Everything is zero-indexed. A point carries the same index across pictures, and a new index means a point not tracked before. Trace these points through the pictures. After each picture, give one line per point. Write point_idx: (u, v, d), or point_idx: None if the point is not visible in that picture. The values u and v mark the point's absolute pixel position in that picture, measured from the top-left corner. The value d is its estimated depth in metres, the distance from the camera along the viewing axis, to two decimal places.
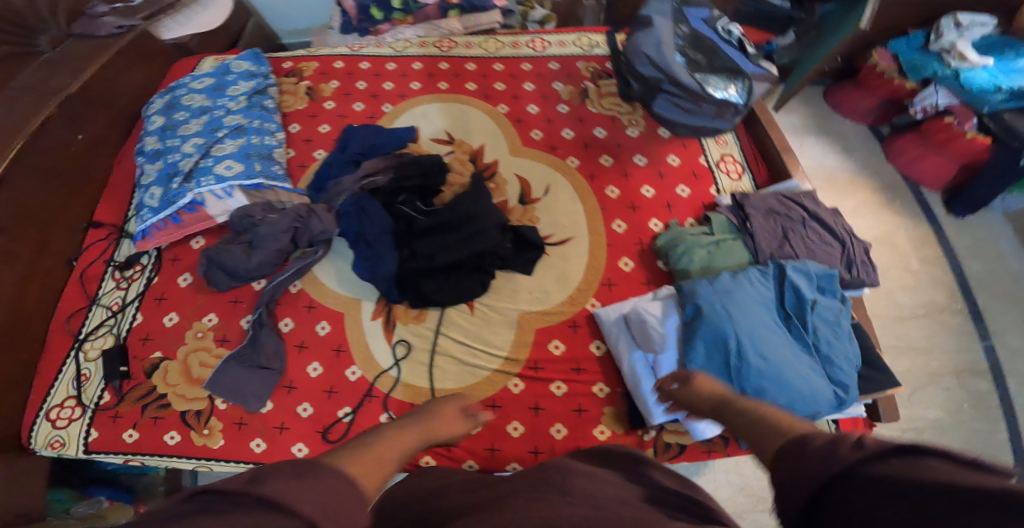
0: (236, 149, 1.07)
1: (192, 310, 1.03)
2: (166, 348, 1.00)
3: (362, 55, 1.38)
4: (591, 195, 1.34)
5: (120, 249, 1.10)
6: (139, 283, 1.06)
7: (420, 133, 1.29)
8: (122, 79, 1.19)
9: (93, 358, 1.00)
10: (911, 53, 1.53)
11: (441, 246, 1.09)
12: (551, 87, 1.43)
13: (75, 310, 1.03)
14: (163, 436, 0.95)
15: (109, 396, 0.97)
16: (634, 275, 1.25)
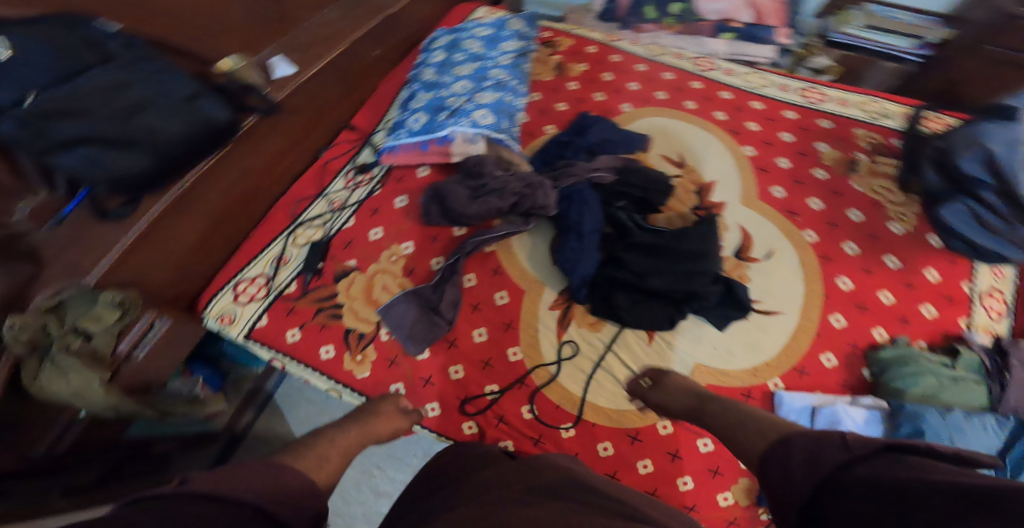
0: (492, 101, 1.10)
1: (394, 233, 1.08)
2: (360, 259, 1.05)
3: (616, 47, 1.32)
4: (819, 278, 1.14)
5: (360, 154, 1.18)
6: (363, 189, 1.13)
7: (651, 146, 1.19)
8: (412, 11, 1.29)
9: (298, 245, 1.05)
10: None
11: (655, 270, 0.99)
12: (814, 147, 1.25)
13: (304, 196, 1.11)
14: (320, 347, 0.97)
15: (294, 287, 1.02)
16: (831, 373, 1.07)
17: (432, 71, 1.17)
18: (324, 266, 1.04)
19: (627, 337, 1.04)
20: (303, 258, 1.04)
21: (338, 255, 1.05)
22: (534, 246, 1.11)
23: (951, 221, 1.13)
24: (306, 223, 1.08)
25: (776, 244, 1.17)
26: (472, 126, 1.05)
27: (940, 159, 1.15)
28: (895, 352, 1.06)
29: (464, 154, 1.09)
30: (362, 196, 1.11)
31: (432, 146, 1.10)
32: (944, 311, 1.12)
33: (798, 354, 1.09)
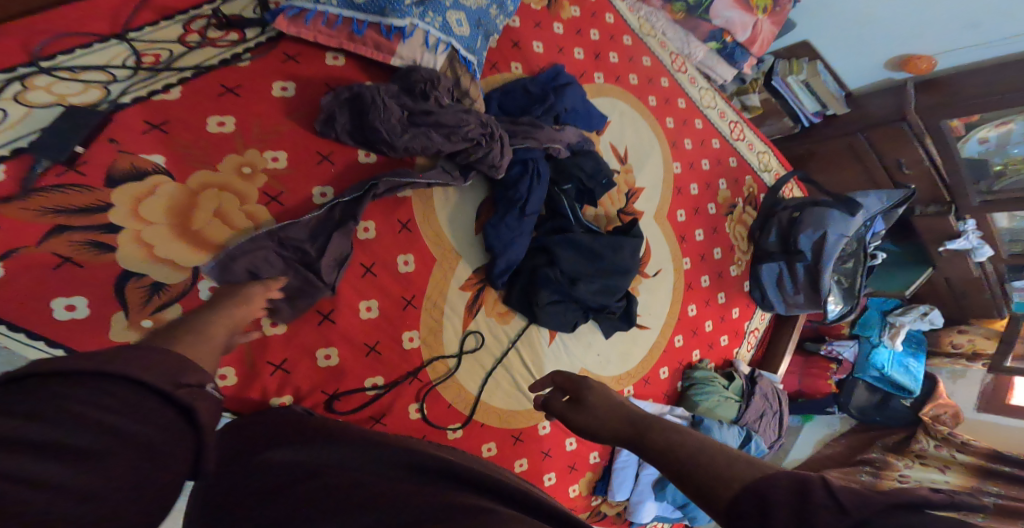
0: (474, 8, 0.84)
1: (250, 122, 0.73)
2: (174, 159, 0.67)
3: (614, 5, 1.17)
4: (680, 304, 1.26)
5: (232, 1, 0.78)
6: (213, 52, 0.73)
7: (605, 130, 1.09)
8: None
9: (26, 105, 0.61)
10: (874, 312, 1.66)
11: (581, 273, 0.93)
12: (717, 182, 1.33)
13: (73, 32, 0.66)
14: (53, 297, 0.57)
15: (2, 178, 0.57)
16: (662, 384, 1.23)
17: None
18: (87, 154, 0.62)
19: (532, 335, 0.98)
20: (34, 127, 0.60)
21: (125, 141, 0.64)
22: (454, 208, 0.91)
23: (762, 275, 1.37)
24: (65, 74, 0.64)
25: (661, 264, 1.21)
26: (443, 30, 0.80)
27: (788, 227, 1.31)
28: (703, 373, 1.28)
29: (407, 60, 0.80)
30: (213, 63, 0.72)
31: (371, 33, 0.78)
32: (732, 340, 1.41)
33: (649, 366, 1.20)
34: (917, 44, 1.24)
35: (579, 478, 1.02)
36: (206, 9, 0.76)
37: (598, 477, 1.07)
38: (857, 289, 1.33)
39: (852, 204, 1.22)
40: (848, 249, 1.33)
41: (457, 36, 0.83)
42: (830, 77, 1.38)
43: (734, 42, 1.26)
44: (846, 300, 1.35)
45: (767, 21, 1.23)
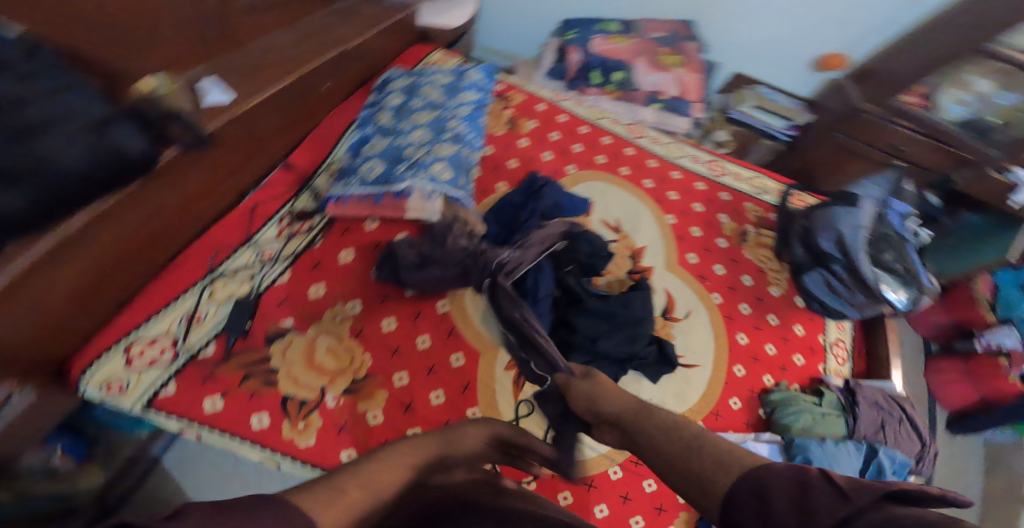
0: (450, 156, 1.07)
1: (339, 289, 1.03)
2: (299, 319, 0.98)
3: (563, 107, 1.41)
4: (726, 336, 1.27)
5: (298, 199, 1.12)
6: (302, 238, 1.07)
7: (592, 210, 1.26)
8: (376, 45, 1.28)
9: (214, 302, 0.95)
10: (1011, 288, 1.57)
11: (602, 332, 1.04)
12: (717, 218, 1.40)
13: (223, 246, 1.01)
14: (251, 415, 0.87)
15: (213, 350, 0.91)
16: (738, 416, 1.17)
17: (389, 119, 1.11)
18: (252, 327, 0.95)
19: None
20: (223, 317, 0.94)
21: (271, 314, 0.97)
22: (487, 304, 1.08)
23: (811, 287, 1.31)
24: (227, 276, 0.98)
25: (692, 305, 1.28)
26: (431, 182, 1.02)
27: (805, 234, 1.32)
28: (781, 394, 1.20)
29: (418, 210, 1.03)
30: (298, 249, 1.05)
31: (387, 200, 1.02)
32: (812, 358, 1.31)
33: (715, 400, 1.18)
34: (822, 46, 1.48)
35: (672, 520, 0.97)
36: (286, 210, 1.10)
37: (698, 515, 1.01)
38: (915, 270, 1.25)
39: (851, 197, 1.31)
40: (886, 236, 1.29)
41: (442, 182, 1.04)
42: (778, 96, 1.59)
43: (671, 99, 1.46)
44: (910, 285, 1.24)
45: (688, 72, 1.47)
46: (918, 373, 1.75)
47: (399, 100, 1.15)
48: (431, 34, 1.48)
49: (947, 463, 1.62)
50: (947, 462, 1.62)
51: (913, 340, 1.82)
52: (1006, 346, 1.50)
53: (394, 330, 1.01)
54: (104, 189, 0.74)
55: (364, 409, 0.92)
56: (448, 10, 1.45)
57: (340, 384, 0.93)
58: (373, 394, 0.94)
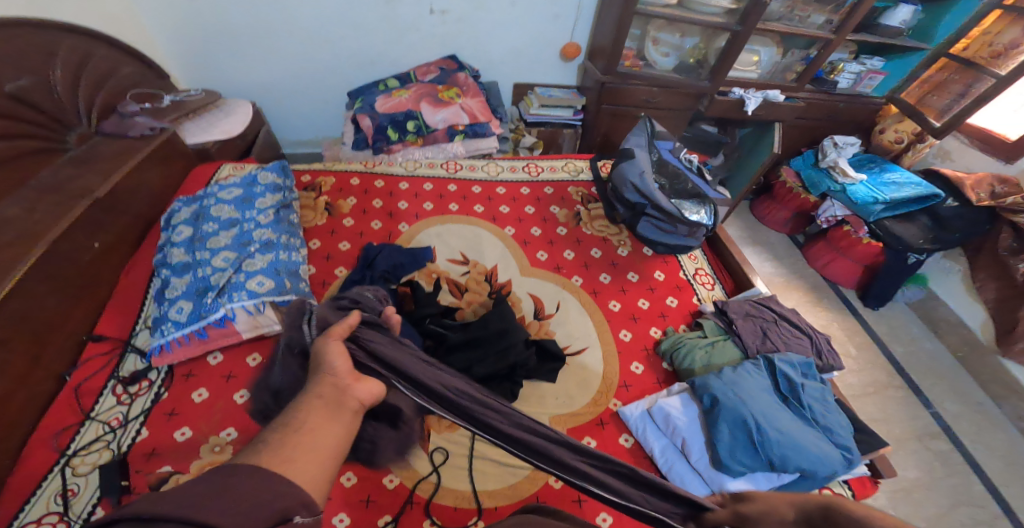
0: (265, 265, 1.09)
1: (206, 425, 0.94)
2: (177, 463, 0.88)
3: (377, 172, 1.51)
4: (597, 308, 1.34)
5: (124, 364, 1.02)
6: (144, 397, 0.97)
7: (436, 254, 1.32)
8: (144, 179, 1.25)
9: (84, 472, 0.86)
10: (809, 172, 2.18)
11: (477, 359, 1.09)
12: (550, 211, 1.55)
13: (66, 424, 0.91)
14: None
15: (104, 509, 0.81)
16: (645, 378, 1.22)
17: (185, 254, 1.09)
18: (133, 481, 0.85)
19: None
20: (99, 481, 0.84)
21: (145, 468, 0.87)
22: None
23: (647, 235, 1.47)
24: (84, 448, 0.89)
25: (557, 295, 1.34)
26: (250, 298, 1.02)
27: (617, 195, 1.53)
28: (669, 340, 1.28)
29: (253, 327, 1.03)
30: (147, 404, 0.96)
31: (212, 331, 1.00)
32: (682, 297, 1.44)
33: (617, 373, 1.22)
34: (557, 41, 1.94)
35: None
36: (114, 380, 0.99)
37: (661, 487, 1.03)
38: (700, 191, 1.55)
39: (628, 153, 1.54)
40: (669, 172, 1.59)
41: (265, 292, 1.04)
42: (553, 89, 2.05)
43: (467, 126, 1.68)
44: (703, 205, 1.52)
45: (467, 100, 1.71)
46: (803, 265, 2.24)
47: (190, 230, 1.15)
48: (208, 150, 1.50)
49: (893, 337, 1.97)
50: (891, 335, 1.97)
51: (781, 238, 2.37)
52: (839, 216, 2.04)
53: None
54: None
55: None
56: (217, 126, 1.56)
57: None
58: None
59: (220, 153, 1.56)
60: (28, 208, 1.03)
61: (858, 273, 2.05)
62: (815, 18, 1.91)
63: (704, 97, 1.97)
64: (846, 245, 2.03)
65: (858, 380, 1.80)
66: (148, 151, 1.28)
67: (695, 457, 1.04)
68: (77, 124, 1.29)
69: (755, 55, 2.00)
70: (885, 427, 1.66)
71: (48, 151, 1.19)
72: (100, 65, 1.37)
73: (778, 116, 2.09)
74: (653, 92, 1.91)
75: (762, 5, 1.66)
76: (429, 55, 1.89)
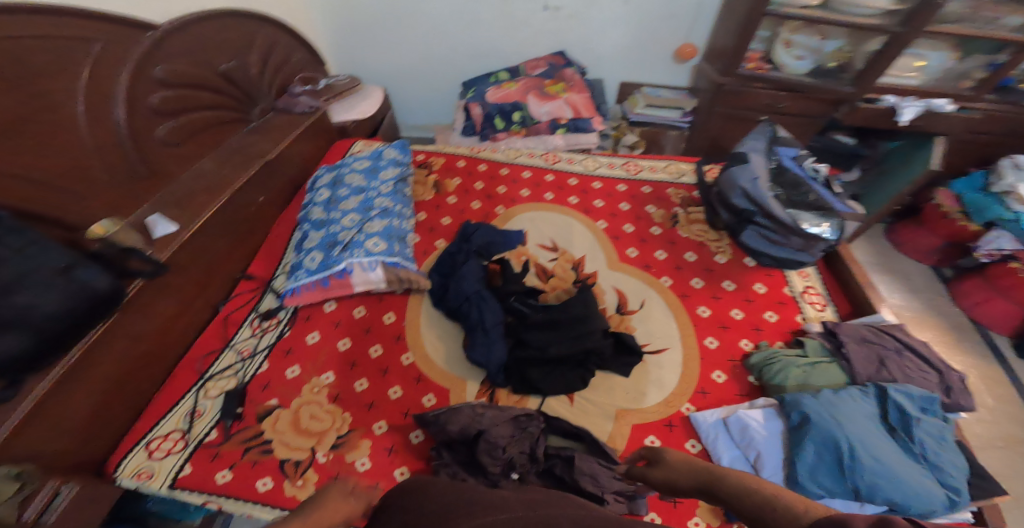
0: (382, 229, 1.26)
1: (311, 365, 1.15)
2: (282, 396, 1.10)
3: (481, 157, 1.61)
4: (682, 310, 1.29)
5: (262, 302, 1.28)
6: (271, 333, 1.21)
7: (528, 238, 1.39)
8: (299, 149, 1.51)
9: (211, 396, 1.09)
10: (973, 194, 1.83)
11: (553, 340, 1.12)
12: (645, 210, 1.53)
13: (210, 350, 1.16)
14: (256, 481, 0.98)
15: (216, 433, 1.04)
16: (726, 387, 1.15)
17: (322, 212, 1.32)
18: (244, 410, 1.08)
19: (553, 405, 1.11)
20: (220, 406, 1.08)
21: (257, 398, 1.09)
22: (446, 344, 1.21)
23: (752, 244, 1.37)
24: (218, 375, 1.13)
25: (644, 294, 1.31)
26: (367, 255, 1.19)
27: (722, 198, 1.44)
28: (762, 355, 1.19)
29: (365, 281, 1.19)
30: (272, 339, 1.19)
31: (333, 281, 1.20)
32: (783, 312, 1.31)
33: (695, 378, 1.17)
34: (677, 40, 1.89)
35: (693, 510, 0.96)
36: (252, 318, 1.24)
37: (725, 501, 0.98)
38: (827, 204, 1.39)
39: (741, 157, 1.45)
40: (791, 181, 1.45)
41: (379, 252, 1.20)
42: (663, 91, 2.01)
43: (570, 121, 1.74)
44: (826, 219, 1.36)
45: (574, 95, 1.75)
46: (945, 301, 1.91)
47: (328, 193, 1.37)
48: (347, 129, 1.74)
49: None
50: None
51: (920, 269, 2.04)
52: (1006, 250, 1.71)
53: (367, 389, 1.12)
54: (95, 315, 0.91)
55: (353, 459, 1.02)
56: (357, 108, 1.79)
57: (328, 441, 1.04)
58: (357, 444, 1.04)
59: (355, 130, 1.78)
60: (222, 165, 1.32)
61: (1016, 320, 1.71)
62: (1010, 20, 1.61)
63: (843, 103, 1.77)
64: (1008, 285, 1.70)
65: (987, 432, 1.53)
66: (305, 125, 1.53)
67: (769, 472, 0.99)
68: (261, 97, 1.57)
69: (920, 60, 1.74)
70: (1008, 485, 1.41)
71: (240, 121, 1.49)
72: (282, 53, 1.66)
73: (940, 128, 1.79)
74: (779, 96, 1.77)
75: (936, 5, 1.45)
76: (540, 49, 1.96)
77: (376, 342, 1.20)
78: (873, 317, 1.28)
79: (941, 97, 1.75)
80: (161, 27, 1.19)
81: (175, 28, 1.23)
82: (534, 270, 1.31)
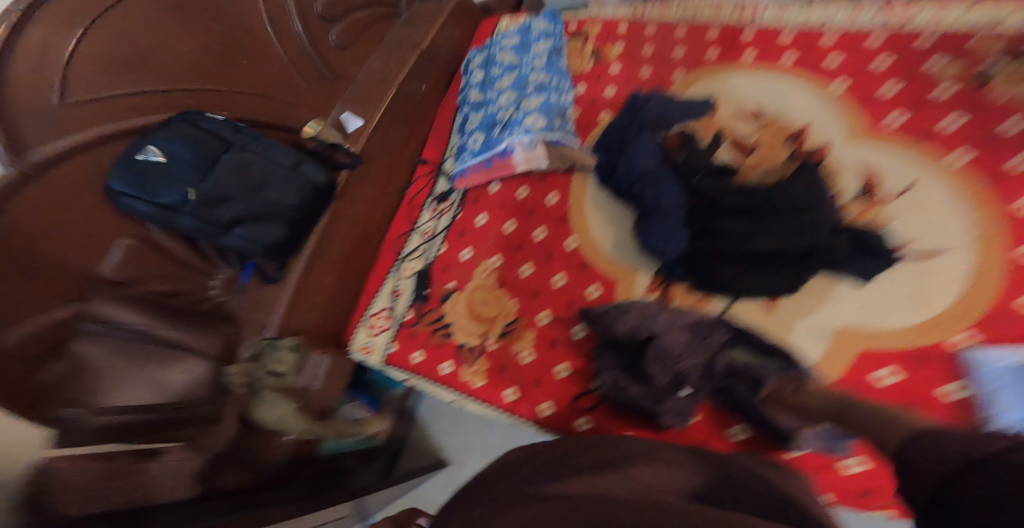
0: (540, 105, 1.24)
1: (481, 248, 1.25)
2: (460, 278, 1.24)
3: (646, 19, 1.36)
4: (983, 202, 0.92)
5: (436, 185, 1.42)
6: (447, 214, 1.34)
7: (718, 108, 1.19)
8: (450, 33, 1.48)
9: (406, 277, 1.32)
10: None
11: (755, 231, 0.93)
12: (921, 69, 1.05)
13: (401, 233, 1.40)
14: (441, 364, 1.17)
15: (411, 315, 1.26)
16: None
17: (479, 93, 1.36)
18: (430, 292, 1.26)
19: (744, 310, 0.99)
20: (411, 289, 1.29)
21: (439, 279, 1.26)
22: (616, 230, 1.17)
23: None
24: (408, 259, 1.34)
25: (912, 174, 0.99)
26: (526, 133, 1.19)
27: None
28: None
29: (526, 160, 1.22)
30: (447, 222, 1.32)
31: (496, 161, 1.25)
32: None
33: (989, 297, 0.85)
34: None
35: None
36: (429, 202, 1.41)
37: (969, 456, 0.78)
38: None
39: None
40: None
41: (538, 129, 1.20)
42: None
43: None
44: None
45: None
46: None
47: (482, 74, 1.39)
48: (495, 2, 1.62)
49: None
50: None
51: None
52: None
53: (532, 275, 1.18)
54: (317, 205, 1.18)
55: (517, 349, 1.12)
56: None
57: (497, 329, 1.16)
58: (521, 334, 1.13)
59: (503, 4, 1.65)
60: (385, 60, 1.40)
61: None
62: None
63: None
64: None
65: None
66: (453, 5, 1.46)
67: None
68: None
69: None
70: None
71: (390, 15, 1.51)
72: None
73: None
74: None
75: None
76: None
77: (540, 225, 1.24)
78: None
79: None
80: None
81: None
82: (729, 143, 1.14)
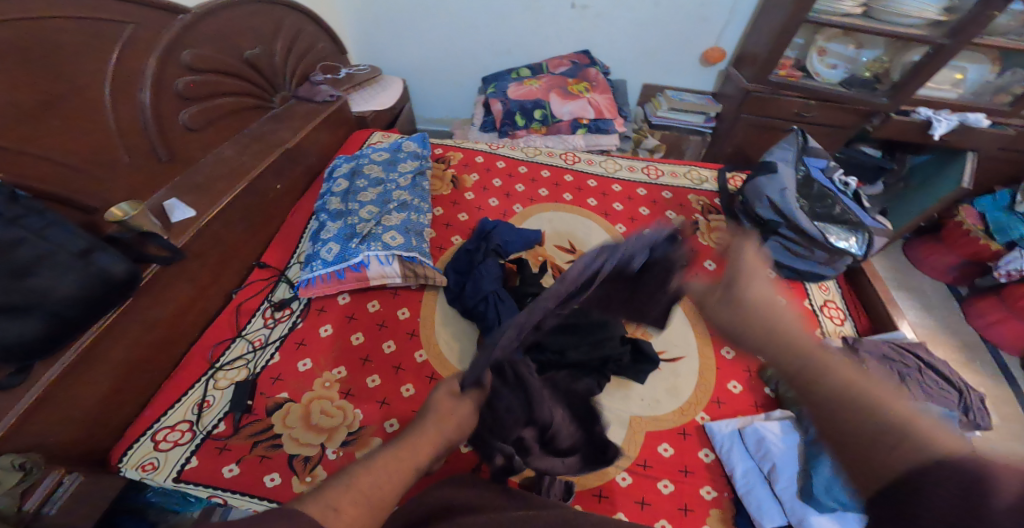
0: (399, 223, 1.35)
1: (323, 359, 1.19)
2: (293, 391, 1.13)
3: (499, 154, 1.67)
4: (701, 321, 1.27)
5: (276, 290, 1.32)
6: (284, 324, 1.25)
7: (545, 239, 1.42)
8: (315, 137, 1.55)
9: (221, 387, 1.12)
10: (996, 214, 1.81)
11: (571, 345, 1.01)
12: (665, 215, 1.51)
13: (222, 339, 1.20)
14: (265, 476, 1.00)
15: (224, 426, 1.06)
16: (744, 400, 1.14)
17: (340, 203, 1.40)
18: (254, 403, 1.10)
19: None
20: (227, 399, 1.10)
21: (269, 391, 1.12)
22: (459, 342, 1.25)
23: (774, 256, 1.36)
24: (226, 367, 1.16)
25: None
26: (384, 249, 1.27)
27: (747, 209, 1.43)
28: None
29: (381, 275, 1.27)
30: (284, 332, 1.23)
31: (348, 273, 1.26)
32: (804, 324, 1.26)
33: (711, 388, 1.16)
34: (699, 45, 1.89)
35: (704, 520, 0.96)
36: (268, 305, 1.28)
37: (733, 512, 0.98)
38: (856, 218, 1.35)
39: (769, 166, 1.41)
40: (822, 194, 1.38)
41: (395, 246, 1.29)
42: (686, 95, 2.00)
43: (591, 121, 1.77)
44: (855, 233, 1.32)
45: (596, 96, 1.78)
46: (959, 320, 1.86)
47: (346, 183, 1.46)
48: (364, 118, 1.79)
49: None
50: None
51: (938, 287, 1.98)
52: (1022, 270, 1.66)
53: (381, 386, 1.15)
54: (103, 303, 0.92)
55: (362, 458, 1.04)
56: (375, 98, 1.86)
57: (337, 439, 1.06)
58: (368, 442, 1.06)
59: (373, 120, 1.84)
60: (241, 151, 1.37)
61: None
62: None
63: (875, 116, 1.76)
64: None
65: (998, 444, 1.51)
66: (324, 115, 1.58)
67: (782, 486, 0.95)
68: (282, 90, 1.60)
69: (959, 73, 1.72)
70: None
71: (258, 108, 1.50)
72: (307, 41, 1.68)
73: (976, 144, 1.75)
74: (808, 104, 1.75)
75: (988, 17, 1.44)
76: (562, 49, 1.96)
77: (389, 338, 1.24)
78: (894, 334, 1.25)
79: (975, 112, 1.71)
80: (192, 11, 1.21)
81: (206, 13, 1.25)
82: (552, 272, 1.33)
